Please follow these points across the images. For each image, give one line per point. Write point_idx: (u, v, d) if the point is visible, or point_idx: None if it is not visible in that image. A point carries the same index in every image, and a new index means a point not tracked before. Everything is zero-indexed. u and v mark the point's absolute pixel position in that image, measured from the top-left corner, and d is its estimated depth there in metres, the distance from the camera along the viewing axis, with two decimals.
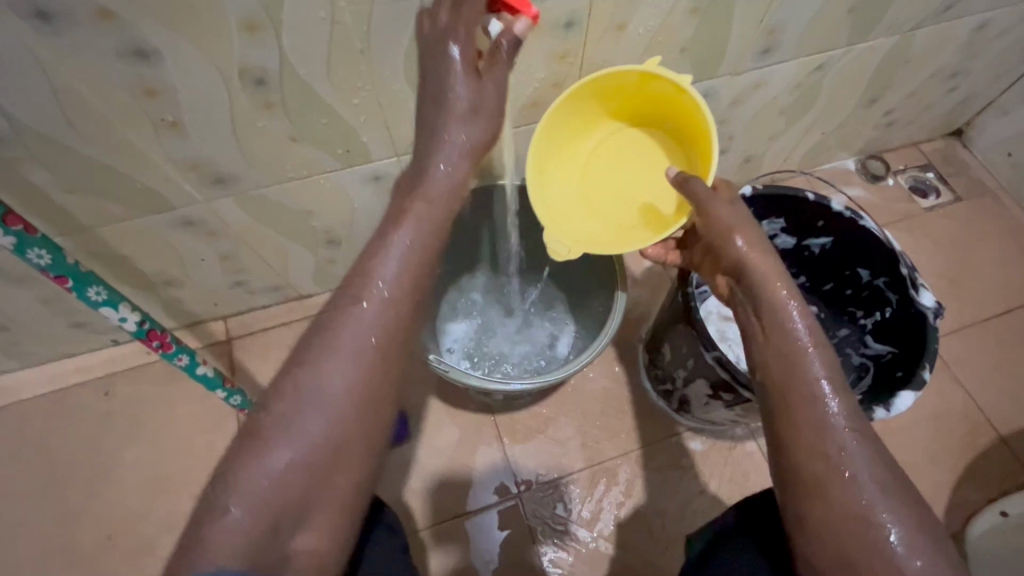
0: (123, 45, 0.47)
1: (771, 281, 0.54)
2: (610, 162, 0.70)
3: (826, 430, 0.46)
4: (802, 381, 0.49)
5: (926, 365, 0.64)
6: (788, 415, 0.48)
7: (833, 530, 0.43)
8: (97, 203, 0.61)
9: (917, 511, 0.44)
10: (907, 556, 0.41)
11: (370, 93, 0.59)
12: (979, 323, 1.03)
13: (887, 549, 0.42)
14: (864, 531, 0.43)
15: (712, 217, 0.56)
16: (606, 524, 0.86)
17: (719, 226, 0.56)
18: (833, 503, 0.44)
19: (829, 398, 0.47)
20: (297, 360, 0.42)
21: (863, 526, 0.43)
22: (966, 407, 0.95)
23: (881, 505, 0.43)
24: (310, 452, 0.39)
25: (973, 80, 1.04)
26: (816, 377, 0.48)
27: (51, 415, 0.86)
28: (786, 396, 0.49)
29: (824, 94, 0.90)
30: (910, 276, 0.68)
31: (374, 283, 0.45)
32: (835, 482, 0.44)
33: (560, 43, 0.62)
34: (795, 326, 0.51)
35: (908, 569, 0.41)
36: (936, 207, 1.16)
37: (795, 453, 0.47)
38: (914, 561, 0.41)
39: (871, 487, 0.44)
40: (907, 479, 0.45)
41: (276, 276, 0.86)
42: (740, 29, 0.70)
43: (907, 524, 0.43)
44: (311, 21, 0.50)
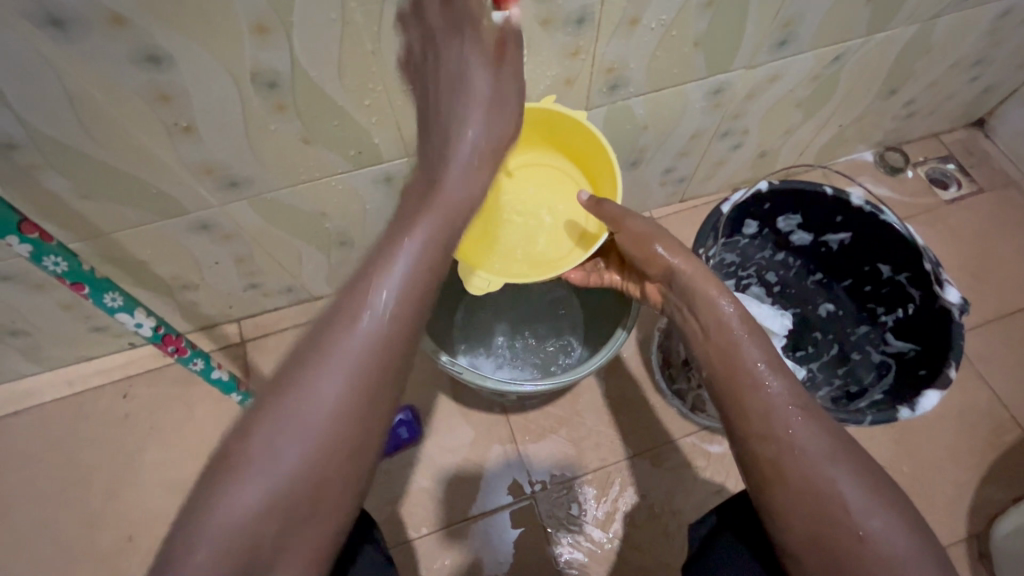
0: (136, 51, 0.47)
1: (701, 281, 0.56)
2: (528, 197, 0.71)
3: (772, 412, 0.48)
4: (741, 368, 0.51)
5: (952, 363, 0.62)
6: (734, 404, 0.50)
7: (795, 507, 0.45)
8: (113, 209, 0.62)
9: (875, 478, 0.45)
10: (864, 517, 0.43)
11: (381, 94, 0.59)
12: (1003, 318, 1.00)
13: (845, 514, 0.43)
14: (823, 505, 0.44)
15: (625, 228, 0.59)
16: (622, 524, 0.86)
17: (635, 235, 0.59)
18: (790, 480, 0.45)
19: (768, 379, 0.50)
20: (312, 345, 0.40)
21: (824, 497, 0.44)
22: (991, 404, 0.93)
23: (834, 473, 0.45)
24: (306, 460, 0.38)
25: (996, 68, 1.01)
26: (752, 364, 0.51)
27: (72, 417, 0.87)
28: (735, 384, 0.51)
29: (842, 85, 0.88)
30: (934, 272, 0.66)
31: (388, 268, 0.42)
32: (788, 459, 0.46)
33: (572, 39, 0.61)
34: (727, 319, 0.54)
35: (868, 530, 0.42)
36: (957, 199, 1.13)
37: (749, 439, 0.48)
38: (871, 521, 0.43)
39: (824, 459, 0.45)
40: (856, 445, 0.47)
41: (289, 278, 0.87)
42: (756, 21, 0.68)
43: (866, 490, 0.44)
44: (322, 22, 0.49)
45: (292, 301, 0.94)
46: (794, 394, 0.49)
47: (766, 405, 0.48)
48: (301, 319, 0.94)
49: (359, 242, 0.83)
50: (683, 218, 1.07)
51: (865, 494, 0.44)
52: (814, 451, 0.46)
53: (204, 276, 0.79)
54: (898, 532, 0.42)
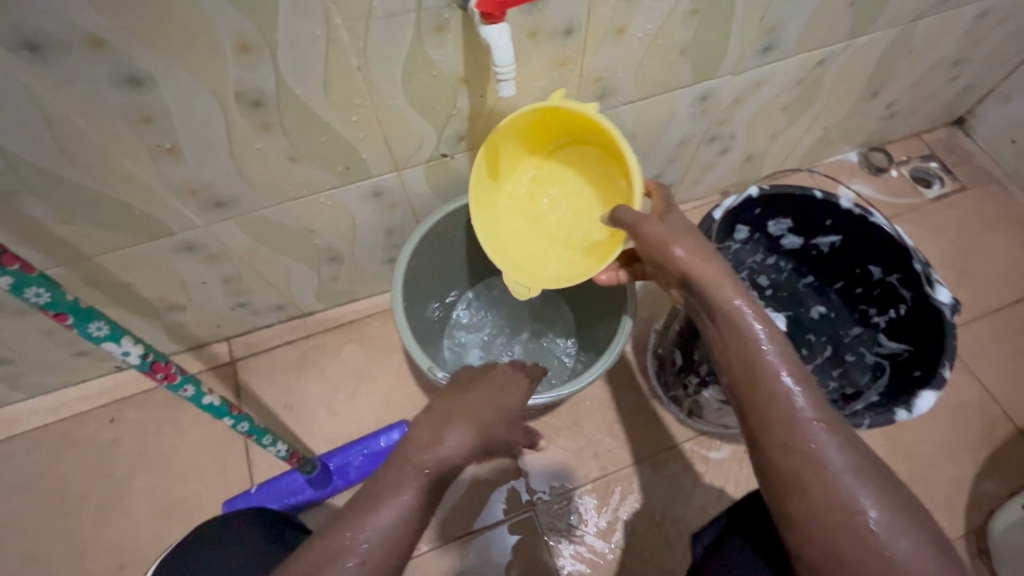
0: (117, 73, 0.46)
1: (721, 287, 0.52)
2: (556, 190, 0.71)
3: (795, 424, 0.45)
4: (764, 378, 0.48)
5: (947, 363, 0.62)
6: (757, 415, 0.47)
7: (816, 524, 0.43)
8: (96, 232, 0.60)
9: (897, 493, 0.44)
10: (891, 539, 0.41)
11: (369, 110, 0.58)
12: (990, 313, 1.02)
13: (871, 535, 0.42)
14: (849, 519, 0.42)
15: (643, 236, 0.56)
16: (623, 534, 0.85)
17: (654, 243, 0.55)
18: (813, 497, 0.44)
19: (792, 391, 0.47)
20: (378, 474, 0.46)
21: (849, 517, 0.42)
22: (982, 399, 0.94)
23: (860, 491, 0.43)
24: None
25: (975, 68, 1.03)
26: (777, 374, 0.47)
27: (57, 445, 0.85)
28: (753, 392, 0.48)
29: (826, 89, 0.89)
30: (925, 273, 0.67)
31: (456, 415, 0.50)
32: (811, 474, 0.44)
33: (560, 50, 0.61)
34: (751, 326, 0.50)
35: (894, 552, 0.41)
36: (941, 197, 1.15)
37: (771, 449, 0.46)
38: (898, 542, 0.41)
39: (849, 476, 0.43)
40: (881, 461, 0.45)
41: (279, 296, 0.86)
42: (740, 28, 0.68)
43: (891, 509, 0.42)
44: (306, 39, 0.49)
45: (282, 319, 0.92)
46: (817, 405, 0.47)
47: (790, 415, 0.46)
48: (292, 336, 0.93)
49: (350, 257, 0.82)
50: None
51: (891, 508, 0.42)
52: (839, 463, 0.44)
53: (192, 297, 0.78)
54: (925, 551, 0.41)
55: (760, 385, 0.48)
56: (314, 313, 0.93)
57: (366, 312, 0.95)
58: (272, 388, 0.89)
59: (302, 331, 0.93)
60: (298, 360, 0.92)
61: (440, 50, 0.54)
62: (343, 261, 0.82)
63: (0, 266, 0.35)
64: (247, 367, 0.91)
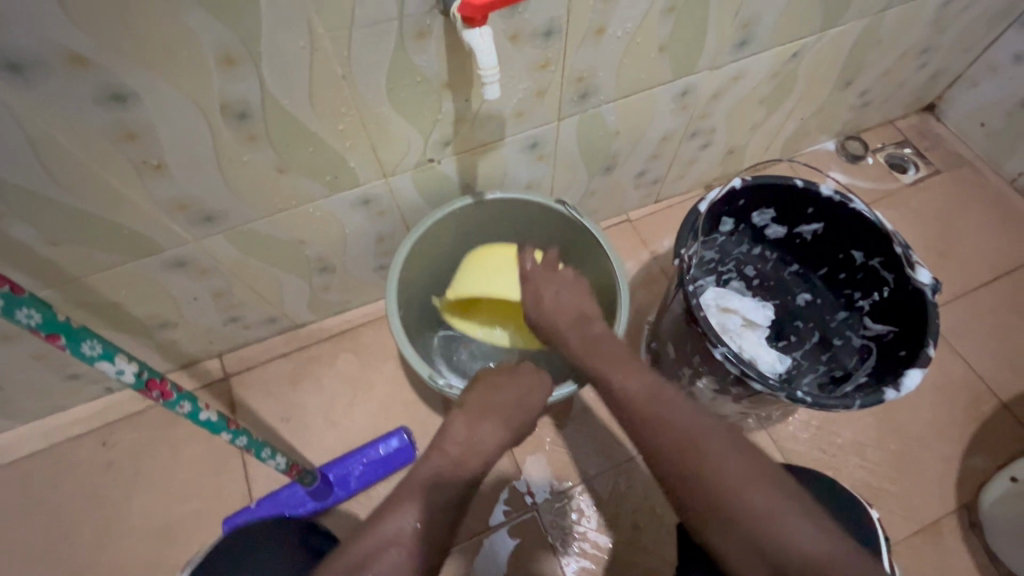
0: (101, 90, 0.46)
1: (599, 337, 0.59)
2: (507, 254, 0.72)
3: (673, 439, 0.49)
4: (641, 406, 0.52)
5: (930, 342, 0.64)
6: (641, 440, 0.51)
7: (719, 527, 0.45)
8: (83, 252, 0.60)
9: (777, 481, 0.46)
10: (778, 523, 0.43)
11: (354, 118, 0.58)
12: (969, 292, 1.04)
13: (760, 522, 0.44)
14: (742, 512, 0.44)
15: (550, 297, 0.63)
16: (626, 528, 0.86)
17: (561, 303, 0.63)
18: (706, 500, 0.46)
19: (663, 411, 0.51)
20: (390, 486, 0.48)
21: (738, 509, 0.45)
22: (967, 376, 0.96)
23: (742, 486, 0.45)
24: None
25: (941, 56, 1.06)
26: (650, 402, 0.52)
27: (49, 471, 0.83)
28: (635, 421, 0.52)
29: (800, 80, 0.92)
30: (905, 255, 0.69)
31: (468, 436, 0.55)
32: (698, 480, 0.46)
33: (541, 52, 0.62)
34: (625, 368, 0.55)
35: (784, 532, 0.43)
36: (916, 181, 1.18)
37: (660, 465, 0.49)
38: (784, 524, 0.43)
39: (728, 471, 0.46)
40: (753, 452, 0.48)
41: (270, 309, 0.85)
42: (716, 24, 0.70)
43: (768, 495, 0.45)
44: (290, 50, 0.49)
45: (274, 332, 0.92)
46: (686, 417, 0.50)
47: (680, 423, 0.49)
48: (285, 349, 0.92)
49: (341, 266, 0.82)
50: (660, 218, 1.09)
51: (778, 498, 0.45)
52: (728, 459, 0.47)
53: (182, 314, 0.77)
54: (806, 528, 0.43)
55: (653, 401, 0.52)
56: (307, 324, 0.93)
57: (359, 321, 0.95)
58: (268, 401, 0.89)
59: (295, 343, 0.93)
60: (293, 372, 0.91)
61: (423, 56, 0.55)
62: (334, 270, 0.82)
63: None
64: (241, 381, 0.90)
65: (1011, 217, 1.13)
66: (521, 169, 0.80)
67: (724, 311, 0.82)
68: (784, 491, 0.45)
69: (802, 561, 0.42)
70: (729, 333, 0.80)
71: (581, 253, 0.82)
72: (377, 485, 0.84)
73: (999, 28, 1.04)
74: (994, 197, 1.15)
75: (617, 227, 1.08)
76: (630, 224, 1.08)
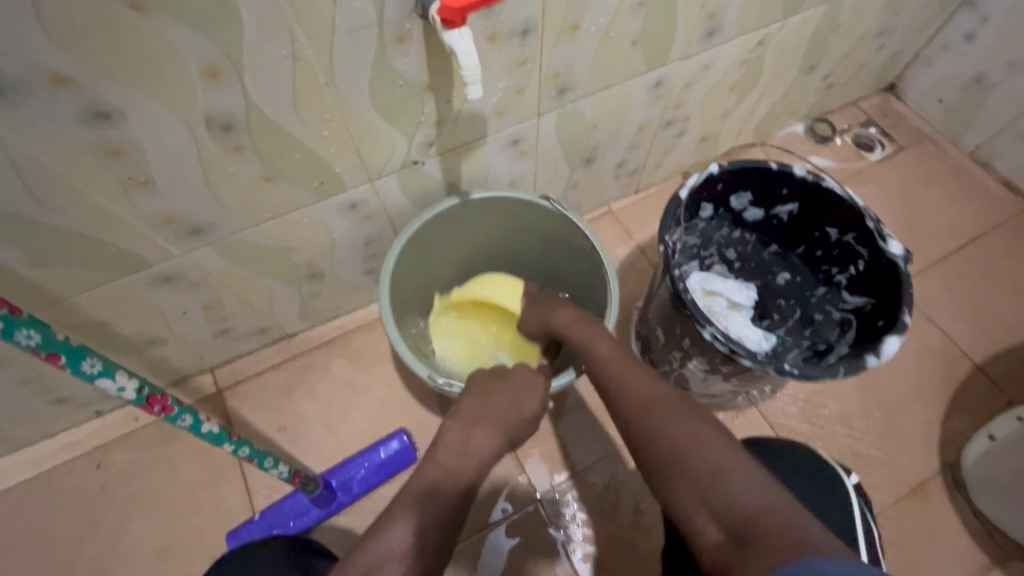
0: (83, 108, 0.46)
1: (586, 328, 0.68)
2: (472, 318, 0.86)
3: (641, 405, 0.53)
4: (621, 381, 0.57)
5: (905, 310, 0.67)
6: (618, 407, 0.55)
7: (669, 477, 0.46)
8: (70, 273, 0.59)
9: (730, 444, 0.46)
10: (721, 471, 0.43)
11: (339, 124, 0.59)
12: (938, 261, 1.09)
13: (704, 470, 0.44)
14: (693, 464, 0.45)
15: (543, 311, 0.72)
16: (628, 511, 0.88)
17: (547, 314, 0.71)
18: (660, 450, 0.48)
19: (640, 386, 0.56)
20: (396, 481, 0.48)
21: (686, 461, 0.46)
22: (941, 342, 1.01)
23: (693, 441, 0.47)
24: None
25: (899, 37, 1.10)
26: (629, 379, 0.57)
27: (43, 498, 0.82)
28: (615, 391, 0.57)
29: (768, 67, 0.94)
30: (877, 229, 0.72)
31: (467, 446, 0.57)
32: (654, 433, 0.49)
33: (518, 51, 0.63)
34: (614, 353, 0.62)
35: (723, 481, 0.42)
36: (882, 159, 1.22)
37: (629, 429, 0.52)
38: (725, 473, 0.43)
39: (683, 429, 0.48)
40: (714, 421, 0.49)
41: (260, 320, 0.85)
42: (685, 16, 0.72)
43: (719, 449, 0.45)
44: (273, 59, 0.49)
45: (266, 343, 0.92)
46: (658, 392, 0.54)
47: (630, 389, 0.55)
48: (278, 359, 0.92)
49: (330, 272, 0.82)
50: (640, 207, 1.11)
51: (719, 452, 0.45)
52: (668, 419, 0.50)
53: (172, 329, 0.76)
54: (750, 482, 0.42)
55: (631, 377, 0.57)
56: (298, 333, 0.93)
57: (351, 326, 0.95)
58: (264, 412, 0.89)
59: (288, 352, 0.93)
60: (287, 382, 0.91)
61: (404, 61, 0.56)
62: (323, 277, 0.82)
63: None
64: (235, 394, 0.90)
65: (974, 188, 1.18)
66: (504, 167, 0.81)
67: (707, 293, 0.85)
68: (727, 449, 0.45)
69: (733, 513, 0.40)
70: (715, 315, 0.83)
71: (565, 248, 0.83)
72: (380, 489, 0.85)
73: (952, 7, 1.09)
74: (957, 169, 1.20)
75: (600, 219, 1.10)
76: (612, 215, 1.10)
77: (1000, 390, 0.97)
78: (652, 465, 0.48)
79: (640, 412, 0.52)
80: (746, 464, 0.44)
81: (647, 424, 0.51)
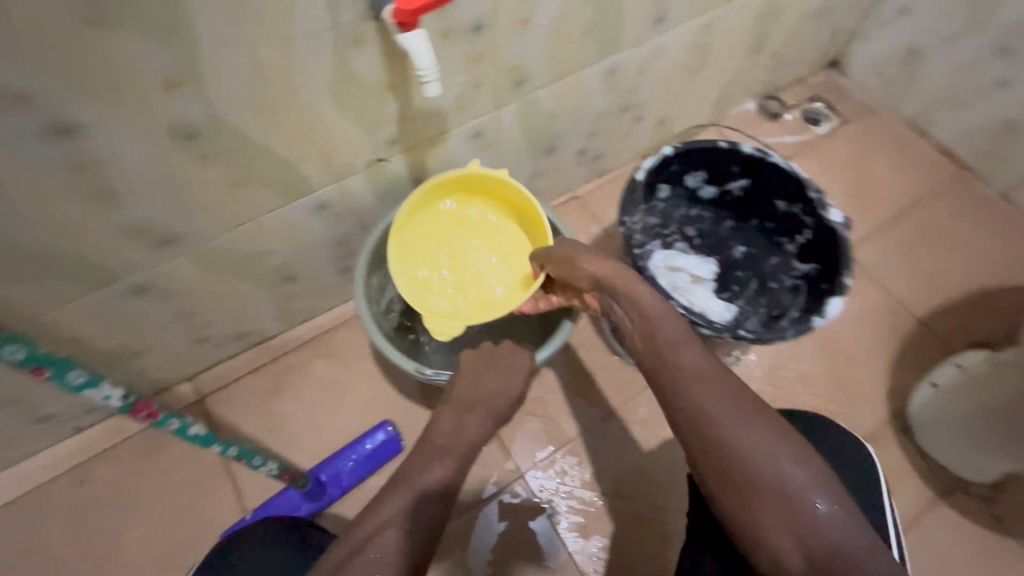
0: (45, 125, 0.46)
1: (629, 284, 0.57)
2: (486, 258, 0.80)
3: (707, 408, 0.50)
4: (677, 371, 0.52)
5: (846, 272, 0.73)
6: (674, 404, 0.52)
7: (748, 502, 0.48)
8: (41, 290, 0.59)
9: (808, 458, 0.50)
10: (809, 500, 0.47)
11: (302, 127, 0.60)
12: (883, 226, 1.16)
13: (792, 497, 0.48)
14: (774, 488, 0.48)
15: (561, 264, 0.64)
16: (608, 481, 0.92)
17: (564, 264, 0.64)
18: (738, 468, 0.49)
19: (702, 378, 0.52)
20: None
21: (773, 488, 0.48)
22: (888, 301, 1.08)
23: (780, 464, 0.49)
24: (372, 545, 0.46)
25: (837, 15, 1.16)
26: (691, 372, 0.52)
27: (29, 518, 0.82)
28: (662, 384, 0.53)
29: (715, 50, 0.99)
30: (819, 199, 0.77)
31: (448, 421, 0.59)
32: (730, 449, 0.49)
33: (473, 46, 0.65)
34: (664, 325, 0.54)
35: (811, 510, 0.47)
36: (829, 132, 1.29)
37: (694, 434, 0.51)
38: (813, 501, 0.47)
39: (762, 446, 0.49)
40: (784, 428, 0.51)
41: (238, 325, 0.86)
42: (631, 6, 0.75)
43: (805, 472, 0.49)
44: (233, 67, 0.50)
45: (245, 347, 0.92)
46: (725, 391, 0.51)
47: (690, 383, 0.51)
48: (258, 362, 0.93)
49: (305, 273, 0.83)
50: (604, 191, 1.15)
51: (799, 474, 0.48)
52: (746, 432, 0.50)
53: (149, 340, 0.77)
54: (836, 509, 0.47)
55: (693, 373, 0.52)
56: (277, 336, 0.94)
57: (330, 325, 0.96)
58: (249, 415, 0.90)
59: (268, 355, 0.94)
60: (269, 385, 0.92)
61: (362, 62, 0.57)
62: (298, 278, 0.84)
63: None
64: (218, 400, 0.91)
65: (913, 155, 1.25)
66: (468, 159, 0.84)
67: (670, 271, 0.89)
68: (806, 469, 0.49)
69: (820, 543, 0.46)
70: (678, 291, 0.87)
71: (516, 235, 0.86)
72: (370, 479, 0.87)
73: None
74: (898, 138, 1.27)
75: (567, 205, 1.13)
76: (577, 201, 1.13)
77: (942, 342, 1.04)
78: (719, 478, 0.50)
79: (710, 420, 0.50)
80: (824, 484, 0.48)
81: (720, 436, 0.49)
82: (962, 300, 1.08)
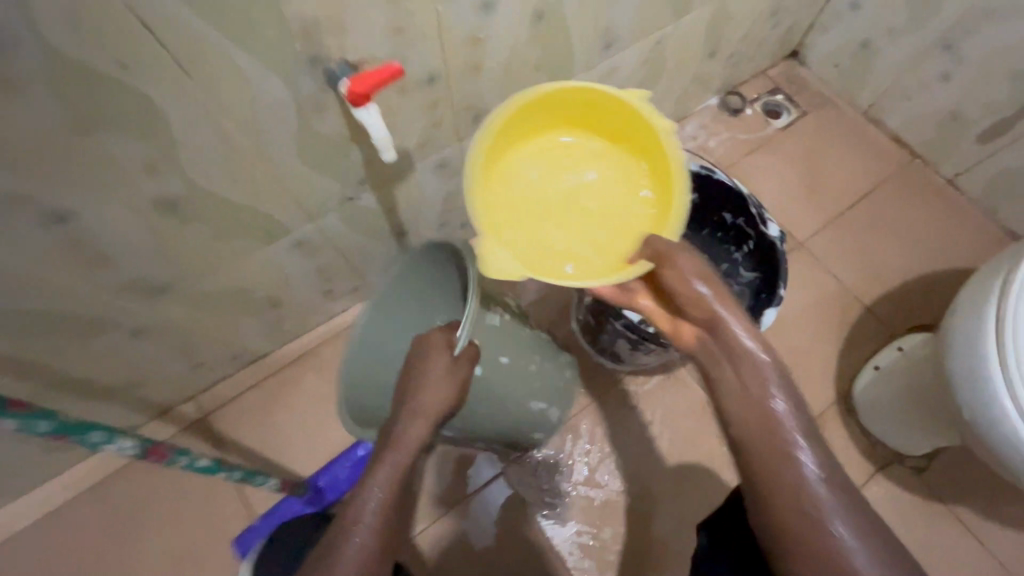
0: (41, 215, 0.52)
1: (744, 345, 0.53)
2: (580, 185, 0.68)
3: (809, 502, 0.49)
4: (785, 457, 0.50)
5: (781, 284, 0.80)
6: (771, 490, 0.50)
7: None
8: (49, 343, 0.66)
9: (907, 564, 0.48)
10: None
11: (273, 184, 0.65)
12: (836, 218, 1.23)
13: None
14: None
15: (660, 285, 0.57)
16: (582, 472, 1.00)
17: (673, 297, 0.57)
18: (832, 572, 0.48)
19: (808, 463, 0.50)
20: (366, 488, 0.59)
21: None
22: (838, 290, 1.16)
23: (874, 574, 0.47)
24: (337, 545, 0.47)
25: (791, 12, 1.19)
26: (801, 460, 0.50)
27: (60, 531, 0.92)
28: (765, 463, 0.51)
29: (669, 60, 1.03)
30: (759, 214, 0.84)
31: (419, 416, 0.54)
32: (826, 550, 0.48)
33: (429, 94, 0.70)
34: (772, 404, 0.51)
35: None
36: (787, 125, 1.34)
37: (791, 524, 0.50)
38: None
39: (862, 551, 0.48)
40: (883, 524, 0.50)
41: (230, 348, 0.93)
42: (579, 37, 0.79)
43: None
44: (205, 146, 0.55)
45: (240, 367, 0.99)
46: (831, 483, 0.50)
47: (796, 475, 0.49)
48: (253, 380, 1.01)
49: (289, 300, 0.90)
50: None
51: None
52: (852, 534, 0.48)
53: (149, 371, 0.84)
54: None
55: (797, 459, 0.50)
56: (268, 354, 1.01)
57: (317, 341, 1.03)
58: (248, 429, 0.98)
59: (262, 372, 1.01)
60: (264, 400, 1.00)
61: (324, 122, 0.62)
62: (283, 304, 0.90)
63: (9, 413, 0.43)
64: (219, 417, 0.99)
65: (868, 145, 1.31)
66: (435, 186, 0.89)
67: None
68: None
69: None
70: None
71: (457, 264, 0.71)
72: None
73: None
74: (854, 128, 1.33)
75: None
76: None
77: (887, 326, 1.13)
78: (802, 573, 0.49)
79: (811, 516, 0.49)
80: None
81: (819, 534, 0.48)
82: (905, 287, 1.17)
